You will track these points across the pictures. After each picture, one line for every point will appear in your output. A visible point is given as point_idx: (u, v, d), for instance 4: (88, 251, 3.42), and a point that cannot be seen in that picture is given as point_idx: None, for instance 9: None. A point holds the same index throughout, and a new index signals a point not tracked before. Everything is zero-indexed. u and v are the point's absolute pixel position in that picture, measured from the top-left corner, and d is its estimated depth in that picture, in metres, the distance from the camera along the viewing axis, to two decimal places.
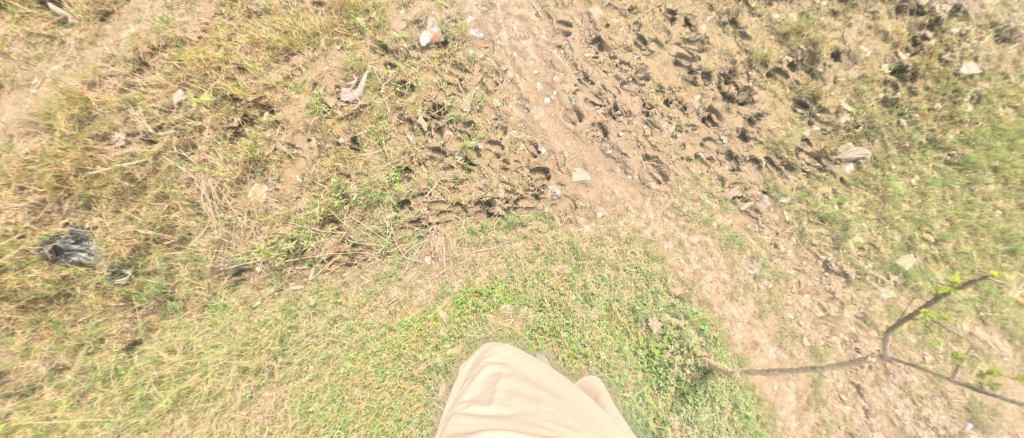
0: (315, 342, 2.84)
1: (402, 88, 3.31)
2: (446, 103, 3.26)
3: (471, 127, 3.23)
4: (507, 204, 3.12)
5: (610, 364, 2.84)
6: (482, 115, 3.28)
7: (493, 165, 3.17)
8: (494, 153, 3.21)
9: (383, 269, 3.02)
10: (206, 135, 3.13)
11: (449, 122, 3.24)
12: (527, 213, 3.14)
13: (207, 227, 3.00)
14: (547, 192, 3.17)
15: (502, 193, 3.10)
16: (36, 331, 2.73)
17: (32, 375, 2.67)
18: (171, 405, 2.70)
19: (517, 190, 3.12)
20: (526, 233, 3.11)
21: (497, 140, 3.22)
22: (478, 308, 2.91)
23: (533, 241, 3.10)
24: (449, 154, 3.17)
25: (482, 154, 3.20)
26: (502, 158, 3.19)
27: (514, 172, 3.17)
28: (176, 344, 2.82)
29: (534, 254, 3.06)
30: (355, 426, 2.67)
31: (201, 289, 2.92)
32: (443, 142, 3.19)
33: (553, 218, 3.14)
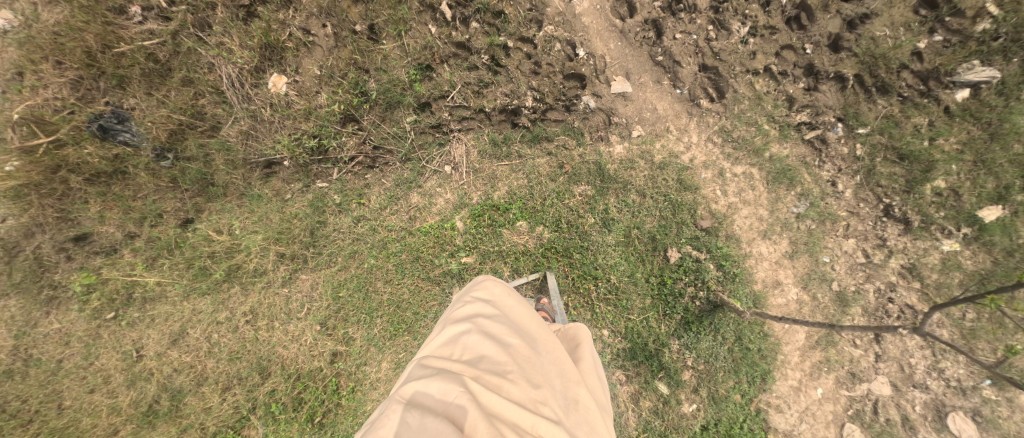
0: (342, 237, 3.03)
1: None
2: None
3: (501, 19, 2.82)
4: (534, 114, 2.91)
5: (620, 286, 2.88)
6: (515, 4, 2.82)
7: (523, 68, 2.85)
8: (525, 53, 2.85)
9: (403, 175, 3.05)
10: (219, 13, 2.92)
11: (476, 10, 2.81)
12: (555, 127, 2.96)
13: (233, 117, 3.01)
14: (580, 105, 2.89)
15: (529, 102, 2.86)
16: (105, 201, 3.05)
17: (111, 238, 3.07)
18: (224, 277, 3.08)
19: (546, 100, 2.86)
20: (552, 149, 2.96)
21: (529, 37, 2.82)
22: (494, 222, 2.93)
23: (558, 158, 2.96)
24: (474, 52, 2.86)
25: (512, 54, 2.86)
26: (533, 60, 2.84)
27: (546, 77, 2.85)
28: (222, 226, 3.09)
29: (557, 173, 2.94)
30: (379, 313, 2.99)
31: (237, 179, 3.07)
32: (468, 37, 2.84)
33: (582, 135, 2.94)
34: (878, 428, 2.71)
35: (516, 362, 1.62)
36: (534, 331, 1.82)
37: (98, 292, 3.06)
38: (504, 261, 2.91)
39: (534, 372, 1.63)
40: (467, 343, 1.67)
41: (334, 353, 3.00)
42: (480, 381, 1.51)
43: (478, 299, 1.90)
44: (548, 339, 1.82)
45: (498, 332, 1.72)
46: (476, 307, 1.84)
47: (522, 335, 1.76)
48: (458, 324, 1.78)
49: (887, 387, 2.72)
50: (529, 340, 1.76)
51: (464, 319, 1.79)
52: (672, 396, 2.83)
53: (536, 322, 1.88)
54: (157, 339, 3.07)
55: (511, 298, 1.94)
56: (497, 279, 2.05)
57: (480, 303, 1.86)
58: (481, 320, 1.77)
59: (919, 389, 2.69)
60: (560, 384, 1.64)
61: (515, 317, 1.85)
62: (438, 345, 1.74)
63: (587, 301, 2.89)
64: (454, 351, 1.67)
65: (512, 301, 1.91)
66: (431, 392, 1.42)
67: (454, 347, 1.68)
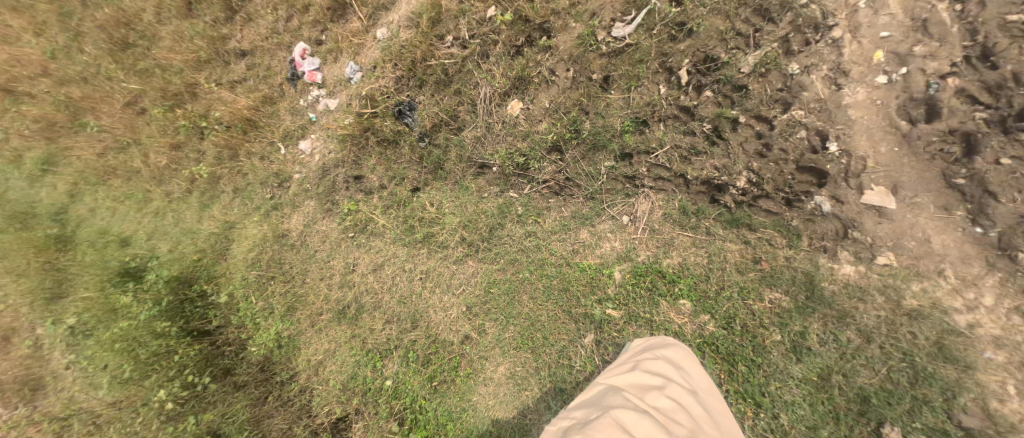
0: (512, 243, 3.54)
1: (678, 31, 3.17)
2: (722, 58, 3.01)
3: (740, 93, 3.00)
4: (741, 197, 3.09)
5: (776, 397, 2.92)
6: (763, 81, 2.95)
7: (749, 147, 3.03)
8: (756, 134, 3.00)
9: (582, 210, 3.46)
10: (498, 48, 3.62)
11: (715, 80, 3.05)
12: (765, 219, 3.09)
13: (474, 124, 3.72)
14: (809, 203, 2.95)
15: (741, 182, 3.05)
16: (379, 159, 3.89)
17: (371, 185, 3.91)
18: (420, 240, 3.76)
19: (764, 186, 3.01)
20: (750, 239, 3.15)
21: (767, 117, 2.95)
22: (652, 287, 3.24)
23: (756, 252, 3.13)
24: (697, 118, 3.10)
25: (741, 129, 3.03)
26: (763, 140, 2.98)
27: (770, 162, 2.99)
28: (434, 201, 3.80)
29: (750, 268, 3.13)
30: (516, 320, 3.43)
31: (456, 170, 3.77)
32: (696, 104, 3.10)
33: (800, 237, 3.02)
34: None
35: (697, 406, 2.29)
36: (708, 394, 2.48)
37: (352, 217, 3.89)
38: (650, 329, 3.19)
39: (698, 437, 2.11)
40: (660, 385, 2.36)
41: (466, 336, 3.51)
42: (667, 420, 2.07)
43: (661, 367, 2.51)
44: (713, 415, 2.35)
45: (683, 386, 2.36)
46: (666, 362, 2.51)
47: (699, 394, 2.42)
48: (648, 374, 2.41)
49: None
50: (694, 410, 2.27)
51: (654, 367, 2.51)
52: None
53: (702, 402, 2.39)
54: (366, 263, 3.81)
55: (691, 364, 2.62)
56: (681, 347, 2.69)
57: (666, 363, 2.50)
58: (671, 371, 2.46)
59: None
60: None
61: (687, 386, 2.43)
62: (637, 373, 2.44)
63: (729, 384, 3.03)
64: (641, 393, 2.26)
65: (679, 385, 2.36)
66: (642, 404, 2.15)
67: (649, 381, 2.35)
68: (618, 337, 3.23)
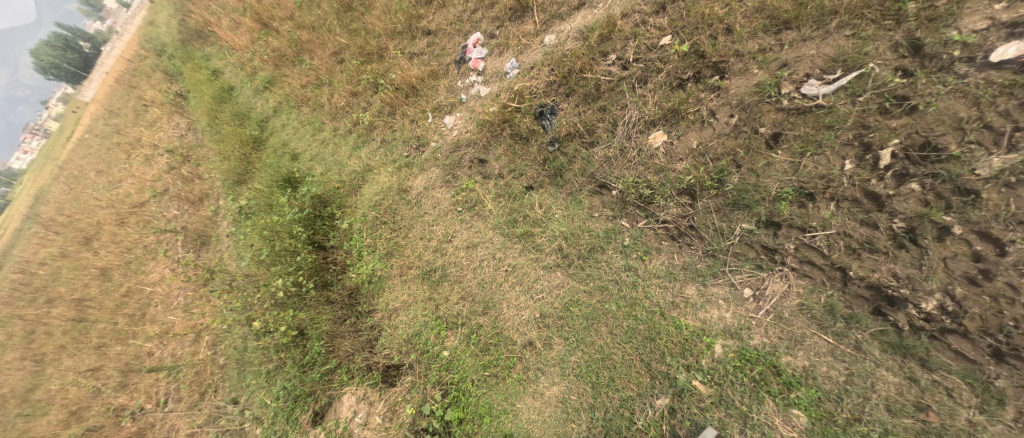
0: (610, 272, 3.48)
1: (896, 106, 2.66)
2: (952, 150, 2.47)
3: (966, 200, 2.45)
4: (921, 321, 2.60)
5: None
6: (1008, 194, 2.36)
7: (953, 266, 2.49)
8: (970, 256, 2.45)
9: (696, 264, 3.28)
10: (660, 77, 3.48)
11: (929, 173, 2.54)
12: (952, 361, 2.55)
13: (609, 143, 3.65)
14: None
15: (929, 306, 2.55)
16: (507, 150, 4.05)
17: (492, 170, 4.09)
18: (519, 236, 3.82)
19: (963, 321, 2.47)
20: (920, 378, 2.64)
21: (997, 240, 2.38)
22: (760, 377, 2.95)
23: (923, 396, 2.62)
24: (888, 211, 2.65)
25: (949, 242, 2.50)
26: (982, 266, 2.42)
27: (984, 295, 2.42)
28: (543, 204, 3.83)
29: (909, 411, 2.63)
30: (588, 347, 3.39)
31: (576, 181, 3.74)
32: (893, 194, 2.63)
33: (1003, 401, 2.42)
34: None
35: None
36: None
37: (466, 193, 4.13)
38: (742, 425, 2.94)
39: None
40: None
41: (530, 342, 3.53)
42: None
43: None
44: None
45: None
46: None
47: None
48: None
49: None
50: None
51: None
52: None
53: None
54: (463, 238, 4.02)
55: None
56: None
57: None
58: None
59: None
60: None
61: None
62: None
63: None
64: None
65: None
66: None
67: None
68: (699, 412, 3.02)
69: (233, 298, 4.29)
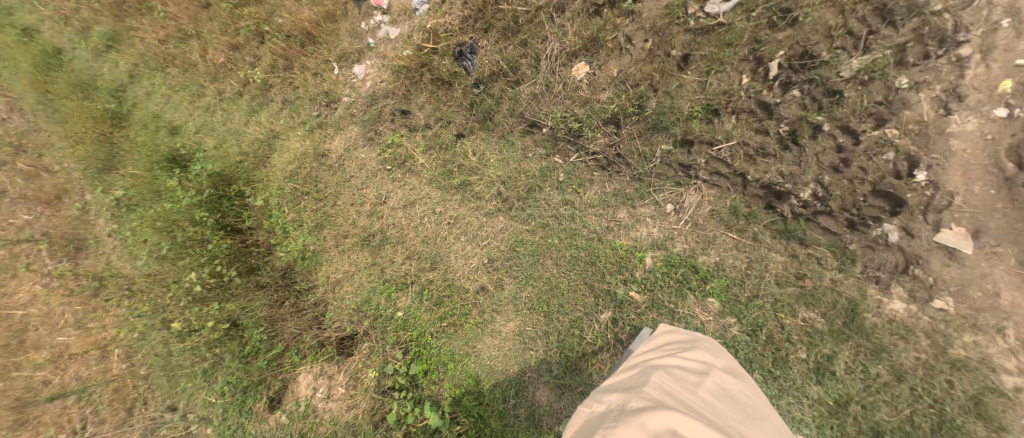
0: (548, 209, 3.58)
1: (782, 18, 2.89)
2: (823, 57, 2.80)
3: (832, 100, 2.82)
4: (800, 208, 3.05)
5: (780, 406, 2.95)
6: (862, 90, 2.77)
7: (823, 159, 2.93)
8: (835, 147, 2.89)
9: (625, 189, 3.49)
10: (576, 4, 3.42)
11: (807, 80, 2.86)
12: (822, 236, 3.05)
13: (534, 80, 3.59)
14: (875, 230, 2.89)
15: (805, 194, 3.00)
16: (428, 97, 3.87)
17: (417, 121, 3.90)
18: (456, 188, 3.75)
19: (830, 202, 2.94)
20: (800, 253, 3.12)
21: (854, 132, 2.82)
22: (684, 278, 3.30)
23: (800, 267, 3.11)
24: (776, 118, 2.98)
25: (821, 138, 2.91)
26: (843, 156, 2.87)
27: (845, 180, 2.89)
28: (476, 150, 3.76)
29: (790, 280, 3.12)
30: (536, 281, 3.51)
31: (506, 123, 3.69)
32: (779, 101, 2.95)
33: (853, 260, 2.97)
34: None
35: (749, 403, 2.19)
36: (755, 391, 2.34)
37: (393, 150, 3.90)
38: (671, 319, 3.25)
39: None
40: (713, 388, 2.13)
41: (482, 287, 3.59)
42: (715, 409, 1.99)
43: (710, 370, 2.25)
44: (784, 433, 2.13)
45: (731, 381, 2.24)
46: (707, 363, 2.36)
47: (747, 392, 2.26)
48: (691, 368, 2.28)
49: None
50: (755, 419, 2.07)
51: (704, 367, 2.28)
52: None
53: (763, 402, 2.27)
54: (398, 198, 3.84)
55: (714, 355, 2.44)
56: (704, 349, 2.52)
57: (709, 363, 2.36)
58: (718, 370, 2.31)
59: None
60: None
61: (744, 390, 2.24)
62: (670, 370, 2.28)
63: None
64: (694, 393, 2.03)
65: (735, 397, 2.14)
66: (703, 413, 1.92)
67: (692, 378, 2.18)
68: (637, 319, 3.29)
69: (139, 303, 3.80)
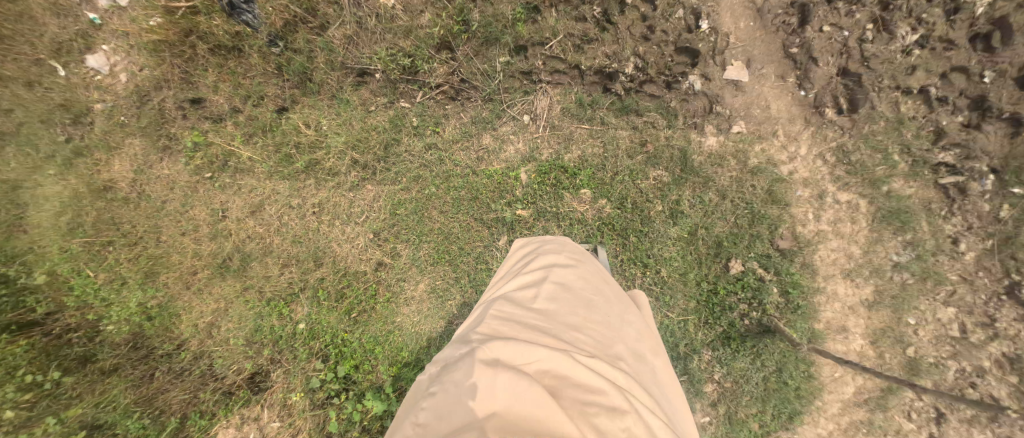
0: (411, 160, 3.15)
1: None
2: None
3: None
4: (630, 84, 2.86)
5: (659, 255, 2.69)
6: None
7: (633, 31, 2.83)
8: (642, 15, 2.81)
9: (481, 114, 3.11)
10: None
11: None
12: (649, 102, 2.86)
13: (341, 20, 3.13)
14: (684, 84, 2.79)
15: (629, 69, 2.83)
16: (221, 74, 3.32)
17: (220, 108, 3.35)
18: (303, 170, 3.27)
19: (648, 70, 2.81)
20: (638, 124, 2.85)
21: None
22: (558, 183, 2.87)
23: (642, 135, 2.84)
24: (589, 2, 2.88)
25: (628, 12, 2.82)
26: (648, 23, 2.80)
27: (655, 46, 2.81)
28: (310, 121, 3.27)
29: (636, 150, 2.82)
30: (427, 239, 3.06)
31: (332, 80, 3.25)
32: None
33: (675, 117, 2.80)
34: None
35: (588, 312, 1.65)
36: (606, 288, 1.83)
37: (202, 152, 3.33)
38: (557, 223, 2.83)
39: (627, 310, 1.78)
40: (562, 282, 1.75)
41: (380, 263, 3.15)
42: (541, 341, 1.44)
43: (562, 248, 1.99)
44: (639, 320, 1.78)
45: (572, 284, 1.76)
46: (550, 260, 1.88)
47: (597, 285, 1.81)
48: (531, 274, 1.82)
49: None
50: (612, 282, 1.91)
51: (543, 272, 1.80)
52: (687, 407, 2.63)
53: (616, 286, 1.90)
54: (240, 207, 3.31)
55: (570, 246, 2.05)
56: (563, 239, 2.12)
57: (554, 261, 1.88)
58: (557, 272, 1.80)
59: None
60: (640, 345, 1.66)
61: (591, 284, 1.79)
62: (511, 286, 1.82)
63: (626, 255, 2.73)
64: (543, 289, 1.71)
65: (593, 267, 1.92)
66: (552, 308, 1.64)
67: (529, 291, 1.72)
68: (529, 235, 2.86)
69: None
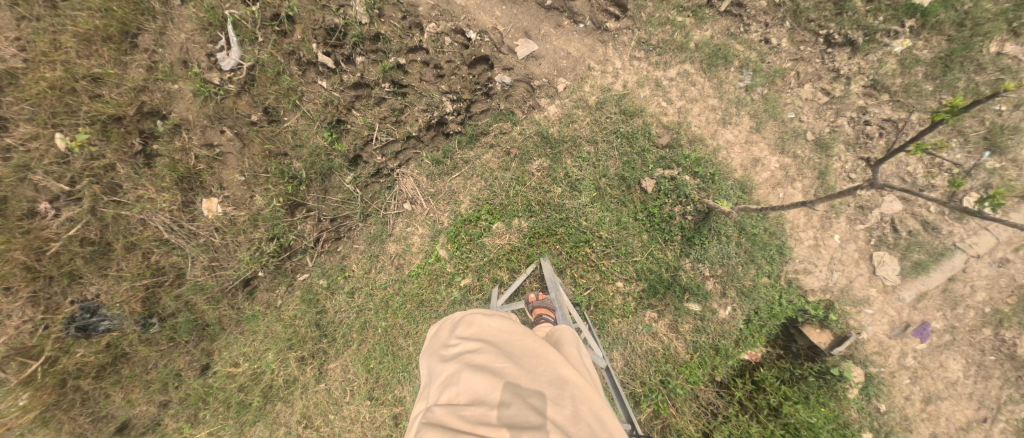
0: (347, 315, 3.04)
1: (280, 25, 2.77)
2: (340, 23, 2.77)
3: (382, 43, 2.83)
4: (460, 116, 2.90)
5: (592, 225, 2.81)
6: (386, 20, 2.83)
7: (427, 79, 2.88)
8: (421, 61, 2.87)
9: (371, 231, 3.04)
10: (121, 170, 2.81)
11: (354, 45, 2.82)
12: (485, 118, 2.93)
13: (191, 257, 2.97)
14: (497, 86, 2.88)
15: (449, 106, 2.87)
16: (123, 387, 3.00)
17: (149, 415, 3.04)
18: (263, 401, 3.06)
19: (464, 96, 2.87)
20: (492, 141, 2.94)
21: (418, 45, 2.85)
22: (472, 235, 2.90)
23: (501, 146, 2.93)
24: (374, 85, 2.87)
25: (411, 69, 2.88)
26: (432, 64, 2.87)
27: (452, 75, 2.87)
28: (236, 357, 3.09)
29: (507, 161, 2.91)
30: (414, 365, 2.97)
31: (226, 309, 3.05)
32: (361, 74, 2.85)
33: (513, 112, 2.91)
34: (916, 254, 2.85)
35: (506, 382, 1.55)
36: (522, 346, 1.75)
37: None
38: (500, 265, 2.86)
39: (547, 361, 1.70)
40: (476, 363, 1.64)
41: (395, 417, 2.99)
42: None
43: (475, 322, 1.87)
44: (562, 367, 1.69)
45: (487, 358, 1.66)
46: (464, 343, 1.78)
47: (512, 350, 1.72)
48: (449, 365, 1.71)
49: (896, 203, 2.83)
50: (529, 335, 1.82)
51: (458, 359, 1.70)
52: (705, 310, 2.86)
53: (533, 335, 1.82)
54: None
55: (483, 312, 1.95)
56: (478, 307, 2.02)
57: (468, 341, 1.78)
58: (471, 353, 1.70)
59: (927, 191, 2.79)
60: (567, 395, 1.58)
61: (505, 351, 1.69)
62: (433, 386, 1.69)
63: (567, 244, 2.82)
64: (457, 382, 1.59)
65: (507, 328, 1.82)
66: (469, 400, 1.52)
67: (447, 386, 1.60)
68: (487, 295, 2.87)
69: None
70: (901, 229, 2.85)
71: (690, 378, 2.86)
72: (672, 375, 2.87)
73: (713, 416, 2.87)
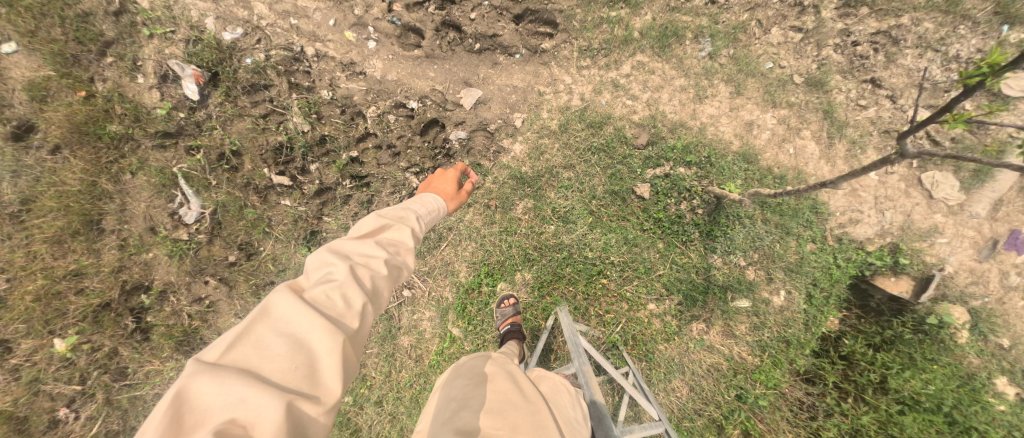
0: (382, 426, 2.82)
1: (229, 163, 2.70)
2: (284, 140, 2.70)
3: (329, 142, 2.74)
4: None
5: (601, 253, 2.57)
6: (327, 120, 2.75)
7: (384, 161, 2.75)
8: (374, 146, 2.75)
9: (379, 331, 2.87)
10: (123, 354, 2.75)
11: (303, 155, 2.74)
12: None
13: None
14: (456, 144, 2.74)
15: (415, 181, 2.73)
16: None
17: None
18: None
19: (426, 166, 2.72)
20: (469, 199, 2.76)
21: (365, 133, 2.74)
22: (480, 304, 2.70)
23: (480, 202, 2.74)
24: (336, 186, 2.77)
25: (365, 158, 2.77)
26: (385, 145, 2.74)
27: (408, 149, 2.74)
28: None
29: (490, 215, 2.72)
30: None
31: None
32: (319, 180, 2.76)
33: (480, 164, 2.74)
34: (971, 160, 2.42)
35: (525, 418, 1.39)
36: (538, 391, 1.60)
37: None
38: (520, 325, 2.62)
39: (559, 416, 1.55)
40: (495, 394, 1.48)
41: None
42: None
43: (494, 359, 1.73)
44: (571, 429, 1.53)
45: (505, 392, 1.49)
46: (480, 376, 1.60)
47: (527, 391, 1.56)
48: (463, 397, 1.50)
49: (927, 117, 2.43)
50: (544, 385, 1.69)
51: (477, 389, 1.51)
52: (757, 303, 2.52)
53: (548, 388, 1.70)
54: None
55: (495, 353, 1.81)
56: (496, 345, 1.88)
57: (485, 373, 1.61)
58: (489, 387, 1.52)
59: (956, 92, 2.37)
60: None
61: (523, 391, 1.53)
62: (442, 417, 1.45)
63: (580, 281, 2.58)
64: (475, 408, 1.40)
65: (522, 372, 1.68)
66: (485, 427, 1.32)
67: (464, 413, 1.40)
68: None
69: None
70: (941, 140, 2.44)
71: (768, 383, 2.48)
72: (748, 386, 2.49)
73: (813, 416, 2.46)
